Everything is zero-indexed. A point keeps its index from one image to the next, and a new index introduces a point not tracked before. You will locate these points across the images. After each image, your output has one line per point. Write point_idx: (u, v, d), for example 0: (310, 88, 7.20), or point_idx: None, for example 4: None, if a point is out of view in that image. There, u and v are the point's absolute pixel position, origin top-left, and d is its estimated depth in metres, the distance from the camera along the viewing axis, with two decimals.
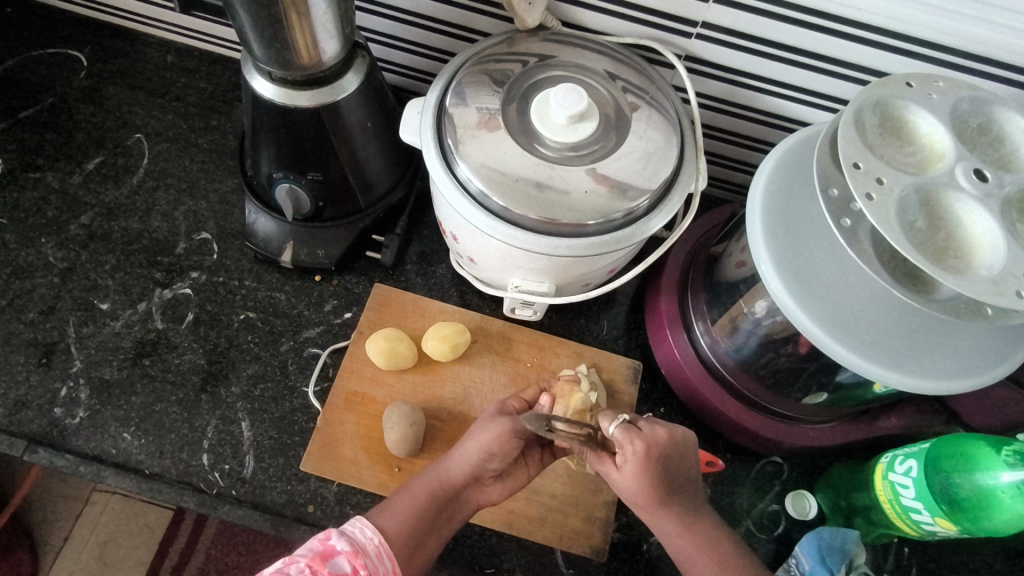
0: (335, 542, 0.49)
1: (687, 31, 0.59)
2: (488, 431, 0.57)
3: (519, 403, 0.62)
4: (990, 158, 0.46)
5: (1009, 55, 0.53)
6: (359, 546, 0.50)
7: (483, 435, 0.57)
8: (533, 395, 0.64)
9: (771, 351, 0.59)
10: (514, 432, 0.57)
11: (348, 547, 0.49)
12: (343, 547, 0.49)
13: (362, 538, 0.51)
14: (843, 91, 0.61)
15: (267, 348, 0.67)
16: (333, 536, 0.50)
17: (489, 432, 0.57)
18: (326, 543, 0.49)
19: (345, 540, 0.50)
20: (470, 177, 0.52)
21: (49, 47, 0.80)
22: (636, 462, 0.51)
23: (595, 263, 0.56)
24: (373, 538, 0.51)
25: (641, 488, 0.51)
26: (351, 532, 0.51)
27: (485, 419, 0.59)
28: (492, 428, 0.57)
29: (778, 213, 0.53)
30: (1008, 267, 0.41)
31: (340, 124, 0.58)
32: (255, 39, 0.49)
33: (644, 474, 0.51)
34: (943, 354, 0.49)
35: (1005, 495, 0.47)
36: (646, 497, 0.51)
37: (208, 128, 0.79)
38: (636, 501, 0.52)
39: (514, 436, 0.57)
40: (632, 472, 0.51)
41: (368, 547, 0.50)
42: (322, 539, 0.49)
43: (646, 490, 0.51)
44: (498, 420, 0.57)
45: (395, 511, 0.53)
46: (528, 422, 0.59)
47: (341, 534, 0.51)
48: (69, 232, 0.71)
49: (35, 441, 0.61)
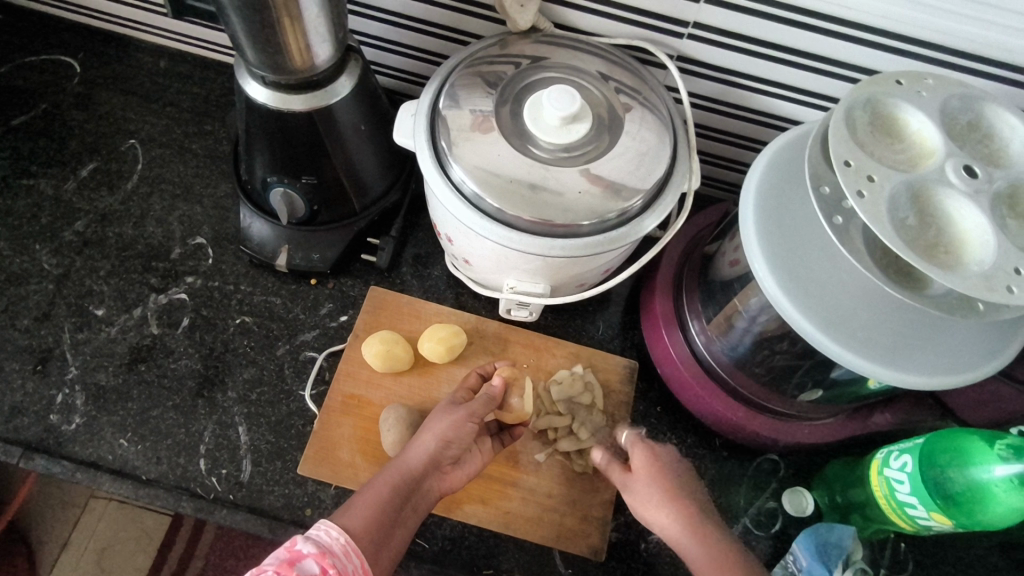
0: (301, 546, 0.48)
1: (679, 31, 0.60)
2: (441, 421, 0.59)
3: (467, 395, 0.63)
4: (980, 154, 0.46)
5: (997, 52, 0.53)
6: (325, 546, 0.49)
7: (437, 424, 0.58)
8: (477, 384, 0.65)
9: (766, 349, 0.60)
10: (467, 418, 0.59)
11: (314, 550, 0.48)
12: (310, 550, 0.48)
13: (328, 539, 0.49)
14: (834, 90, 0.61)
15: (263, 352, 0.67)
16: (299, 541, 0.48)
17: (445, 421, 0.59)
18: (292, 550, 0.47)
19: (311, 543, 0.48)
20: (465, 179, 0.52)
21: (43, 54, 0.80)
22: (646, 454, 0.58)
23: (589, 263, 0.56)
24: (339, 538, 0.49)
25: (652, 478, 0.56)
26: (316, 535, 0.50)
27: (440, 410, 0.60)
28: (445, 418, 0.59)
29: (772, 212, 0.54)
30: (998, 262, 0.41)
31: (334, 128, 0.58)
32: (248, 43, 0.49)
33: (654, 463, 0.57)
34: (936, 350, 0.50)
35: (999, 489, 0.48)
36: (661, 490, 0.55)
37: (202, 133, 0.79)
38: (652, 499, 0.55)
39: (469, 421, 0.59)
40: (644, 461, 0.57)
41: (335, 546, 0.49)
42: (288, 546, 0.48)
43: (656, 483, 0.55)
44: (450, 411, 0.60)
45: (359, 509, 0.52)
46: (480, 408, 0.61)
47: (306, 539, 0.49)
48: (63, 238, 0.71)
49: (31, 448, 0.61)
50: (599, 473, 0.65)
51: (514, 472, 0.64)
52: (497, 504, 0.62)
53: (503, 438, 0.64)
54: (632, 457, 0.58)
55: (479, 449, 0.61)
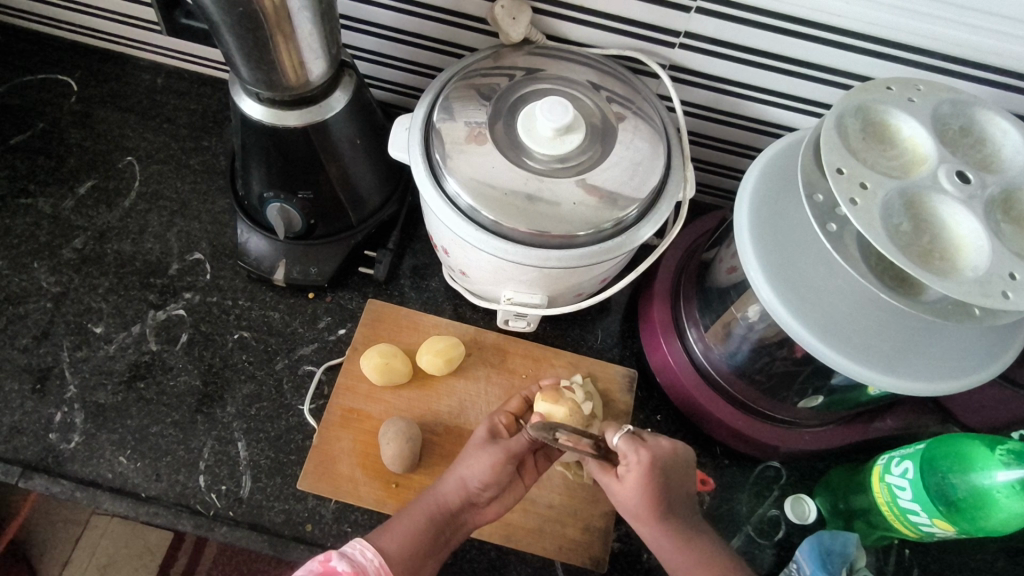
0: (336, 562, 0.50)
1: (671, 41, 0.60)
2: (479, 461, 0.57)
3: (506, 421, 0.62)
4: (973, 160, 0.46)
5: (989, 56, 0.53)
6: (360, 566, 0.51)
7: (475, 464, 0.57)
8: (518, 408, 0.63)
9: (765, 356, 0.60)
10: (507, 460, 0.57)
11: (348, 568, 0.50)
12: (343, 568, 0.50)
13: (363, 560, 0.52)
14: (826, 96, 0.61)
15: (262, 367, 0.67)
16: (334, 557, 0.51)
17: (485, 462, 0.57)
18: (326, 564, 0.50)
19: (345, 561, 0.51)
20: (459, 192, 0.52)
21: (40, 73, 0.81)
22: (641, 472, 0.53)
23: (585, 274, 0.56)
24: (373, 559, 0.52)
25: (640, 499, 0.53)
26: (352, 554, 0.52)
27: (478, 445, 0.59)
28: (484, 457, 0.57)
29: (765, 219, 0.54)
30: (993, 268, 0.41)
31: (329, 143, 0.58)
32: (242, 61, 0.49)
33: (643, 482, 0.53)
34: (934, 355, 0.50)
35: (1001, 495, 0.47)
36: (647, 508, 0.53)
37: (199, 149, 0.79)
38: (636, 513, 0.53)
39: (507, 462, 0.57)
40: (634, 480, 0.53)
41: (370, 567, 0.51)
42: (323, 560, 0.50)
43: (645, 502, 0.53)
44: (489, 448, 0.58)
45: (395, 530, 0.54)
46: (516, 445, 0.58)
47: (342, 555, 0.52)
48: (61, 256, 0.71)
49: (30, 467, 0.61)
50: (599, 483, 0.64)
51: None
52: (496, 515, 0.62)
53: (548, 453, 0.62)
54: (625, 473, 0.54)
55: (523, 476, 0.60)
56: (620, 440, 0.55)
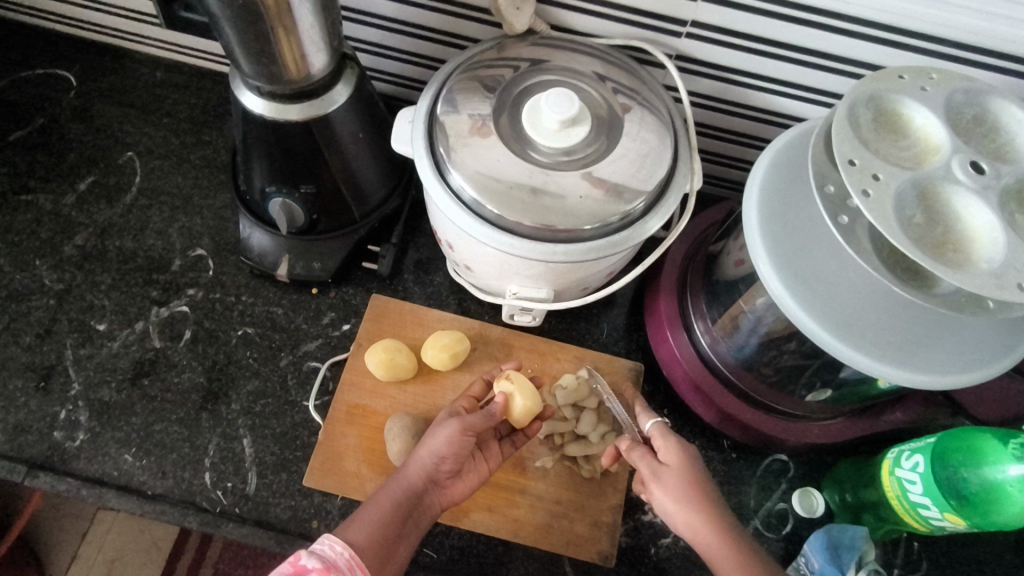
0: (307, 560, 0.48)
1: (678, 30, 0.59)
2: (437, 435, 0.57)
3: (468, 405, 0.62)
4: (987, 149, 0.45)
5: (1002, 44, 0.52)
6: (330, 561, 0.49)
7: (433, 439, 0.57)
8: (480, 392, 0.64)
9: (774, 349, 0.59)
10: (463, 432, 0.58)
11: (319, 565, 0.48)
12: (314, 565, 0.48)
13: (332, 554, 0.50)
14: (836, 85, 0.60)
15: (266, 363, 0.67)
16: (304, 555, 0.48)
17: (441, 436, 0.57)
18: (296, 563, 0.48)
19: (316, 557, 0.49)
20: (464, 186, 0.51)
21: (39, 68, 0.80)
22: (680, 449, 0.55)
23: (591, 267, 0.55)
24: (343, 552, 0.50)
25: (683, 478, 0.52)
26: (321, 549, 0.50)
27: (437, 423, 0.59)
28: (441, 431, 0.58)
29: (774, 212, 0.53)
30: (1008, 260, 0.40)
31: (331, 136, 0.57)
32: (242, 54, 0.48)
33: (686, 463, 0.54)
34: (944, 348, 0.49)
35: (1013, 489, 0.47)
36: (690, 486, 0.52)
37: (199, 144, 0.78)
38: (683, 493, 0.52)
39: (465, 435, 0.58)
40: (677, 458, 0.54)
41: (339, 561, 0.49)
42: (293, 560, 0.48)
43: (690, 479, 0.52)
44: (446, 423, 0.58)
45: (364, 521, 0.53)
46: (475, 420, 0.59)
47: (311, 553, 0.49)
48: (63, 253, 0.70)
49: (36, 466, 0.61)
50: (606, 478, 0.64)
51: (520, 478, 0.63)
52: (503, 511, 0.62)
53: (513, 440, 0.64)
54: (665, 450, 0.55)
55: (485, 456, 0.61)
56: (653, 425, 0.58)
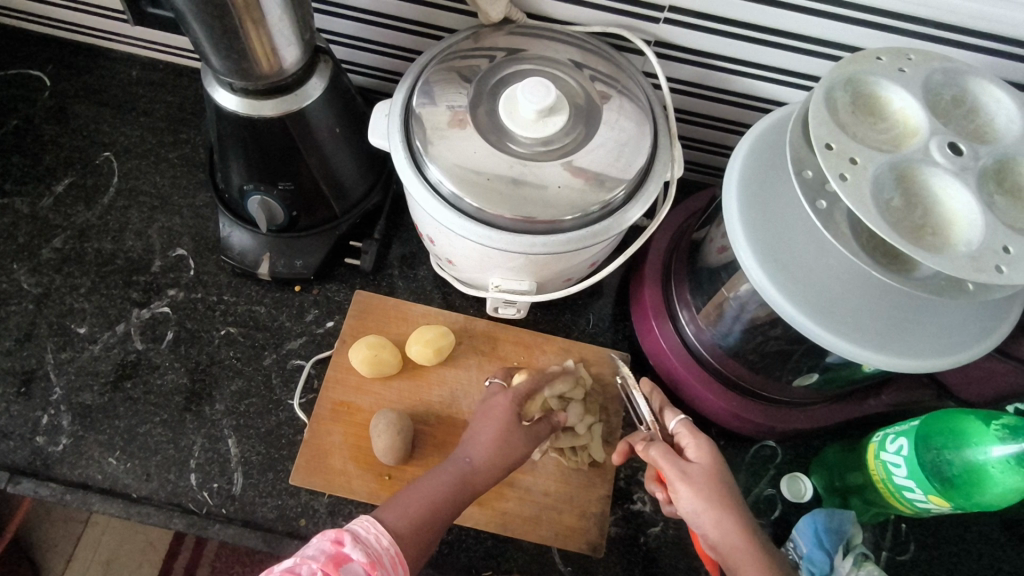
0: (349, 549, 0.46)
1: (655, 16, 0.58)
2: (508, 446, 0.57)
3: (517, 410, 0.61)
4: (965, 130, 0.45)
5: (981, 23, 0.52)
6: (374, 554, 0.47)
7: (505, 448, 0.57)
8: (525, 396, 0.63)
9: (760, 335, 0.59)
10: (527, 449, 0.58)
11: (364, 558, 0.46)
12: (358, 556, 0.46)
13: (376, 547, 0.48)
14: (815, 68, 0.60)
15: (249, 363, 0.67)
16: (346, 542, 0.47)
17: (514, 449, 0.57)
18: (339, 548, 0.46)
19: (360, 548, 0.47)
20: (442, 180, 0.51)
21: (11, 68, 0.79)
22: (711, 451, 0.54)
23: (574, 258, 0.55)
24: (388, 548, 0.48)
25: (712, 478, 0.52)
26: (365, 538, 0.48)
27: (507, 428, 0.58)
28: (514, 444, 0.58)
29: (754, 198, 0.53)
30: (986, 241, 0.40)
31: (306, 132, 0.56)
32: (212, 49, 0.47)
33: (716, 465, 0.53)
34: (927, 331, 0.49)
35: (996, 471, 0.47)
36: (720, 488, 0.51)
37: (178, 142, 0.77)
38: (715, 495, 0.51)
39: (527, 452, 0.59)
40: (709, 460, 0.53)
41: (384, 557, 0.48)
42: (335, 542, 0.47)
43: (718, 481, 0.52)
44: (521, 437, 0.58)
45: (406, 510, 0.51)
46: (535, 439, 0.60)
47: (353, 539, 0.48)
48: (41, 256, 0.69)
49: (18, 472, 0.60)
50: (594, 468, 0.64)
51: (509, 472, 0.63)
52: (492, 504, 0.62)
53: None
54: (695, 448, 0.55)
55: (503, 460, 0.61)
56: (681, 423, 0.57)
